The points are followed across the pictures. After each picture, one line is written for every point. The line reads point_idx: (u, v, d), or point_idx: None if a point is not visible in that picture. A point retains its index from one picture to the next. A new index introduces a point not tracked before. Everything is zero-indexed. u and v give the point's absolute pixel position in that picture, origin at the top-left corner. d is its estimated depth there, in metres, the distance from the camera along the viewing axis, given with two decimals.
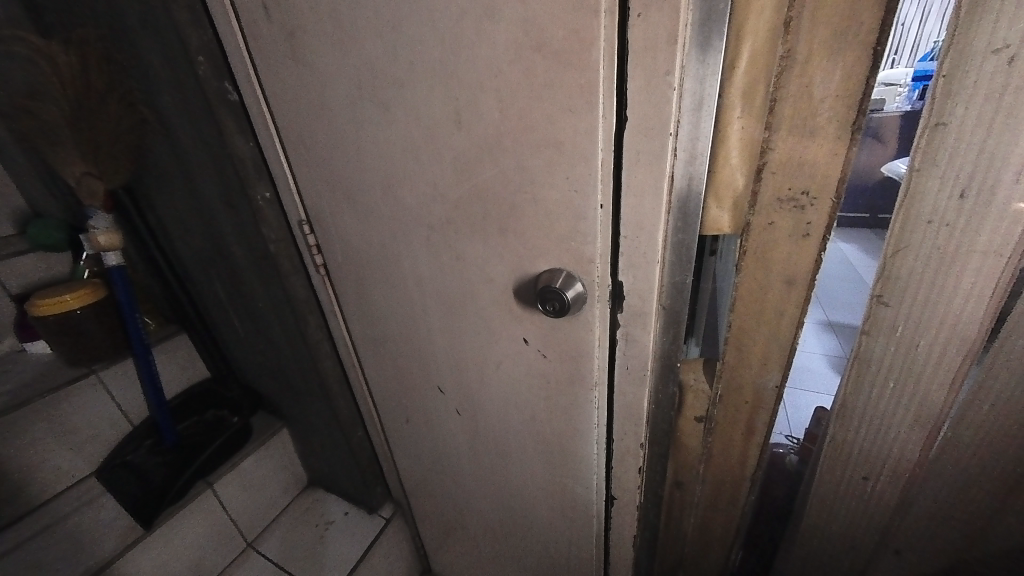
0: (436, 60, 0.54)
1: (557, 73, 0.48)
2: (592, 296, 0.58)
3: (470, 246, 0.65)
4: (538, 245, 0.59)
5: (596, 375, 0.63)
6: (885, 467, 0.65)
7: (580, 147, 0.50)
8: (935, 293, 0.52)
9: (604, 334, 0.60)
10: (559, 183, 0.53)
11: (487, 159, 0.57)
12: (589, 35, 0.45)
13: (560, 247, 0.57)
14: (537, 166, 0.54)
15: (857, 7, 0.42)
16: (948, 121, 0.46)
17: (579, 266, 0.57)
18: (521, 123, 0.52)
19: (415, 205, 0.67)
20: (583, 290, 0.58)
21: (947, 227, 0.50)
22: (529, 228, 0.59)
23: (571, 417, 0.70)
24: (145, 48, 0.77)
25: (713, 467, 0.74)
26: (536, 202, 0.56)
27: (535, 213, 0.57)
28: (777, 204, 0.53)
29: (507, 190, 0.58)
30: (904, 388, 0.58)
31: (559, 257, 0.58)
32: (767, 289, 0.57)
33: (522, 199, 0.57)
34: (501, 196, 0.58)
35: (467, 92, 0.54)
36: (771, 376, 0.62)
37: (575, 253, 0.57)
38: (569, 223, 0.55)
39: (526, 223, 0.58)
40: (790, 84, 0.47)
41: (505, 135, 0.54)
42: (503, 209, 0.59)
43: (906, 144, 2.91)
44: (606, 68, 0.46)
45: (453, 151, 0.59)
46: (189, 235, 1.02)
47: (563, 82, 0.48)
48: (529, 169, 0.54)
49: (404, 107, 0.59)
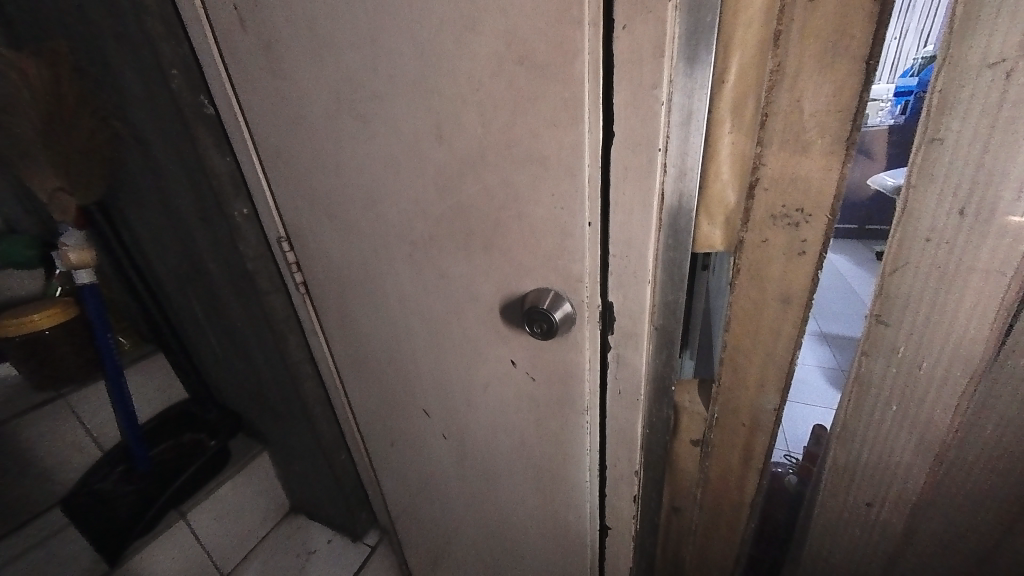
0: (415, 73, 0.52)
1: (540, 86, 0.46)
2: (581, 317, 0.55)
3: (454, 264, 0.62)
4: (524, 263, 0.56)
5: (587, 398, 0.60)
6: (889, 491, 0.62)
7: (565, 162, 0.48)
8: (936, 312, 0.50)
9: (595, 356, 0.57)
10: (544, 200, 0.51)
11: (469, 174, 0.55)
12: (572, 47, 0.43)
13: (547, 265, 0.55)
14: (521, 182, 0.51)
15: (847, 20, 0.41)
16: (944, 136, 0.45)
17: (567, 285, 0.55)
18: (504, 137, 0.50)
19: (396, 221, 0.64)
20: (572, 310, 0.55)
21: (947, 244, 0.47)
22: (515, 246, 0.56)
23: (562, 442, 0.66)
24: (117, 59, 0.74)
25: (711, 492, 0.71)
26: (521, 219, 0.54)
27: (521, 231, 0.54)
28: (771, 221, 0.51)
29: (490, 206, 0.55)
30: (907, 411, 0.56)
31: (546, 276, 0.56)
32: (762, 308, 0.55)
33: (506, 215, 0.54)
34: (485, 212, 0.56)
35: (448, 106, 0.52)
36: (768, 399, 0.59)
37: (563, 271, 0.54)
38: (555, 240, 0.53)
39: (512, 240, 0.56)
40: (781, 98, 0.46)
41: (488, 149, 0.52)
42: (486, 225, 0.57)
43: (891, 157, 2.96)
44: (592, 81, 0.44)
45: (434, 165, 0.56)
46: (166, 253, 0.98)
47: (546, 96, 0.46)
48: (514, 185, 0.52)
49: (384, 120, 0.57)
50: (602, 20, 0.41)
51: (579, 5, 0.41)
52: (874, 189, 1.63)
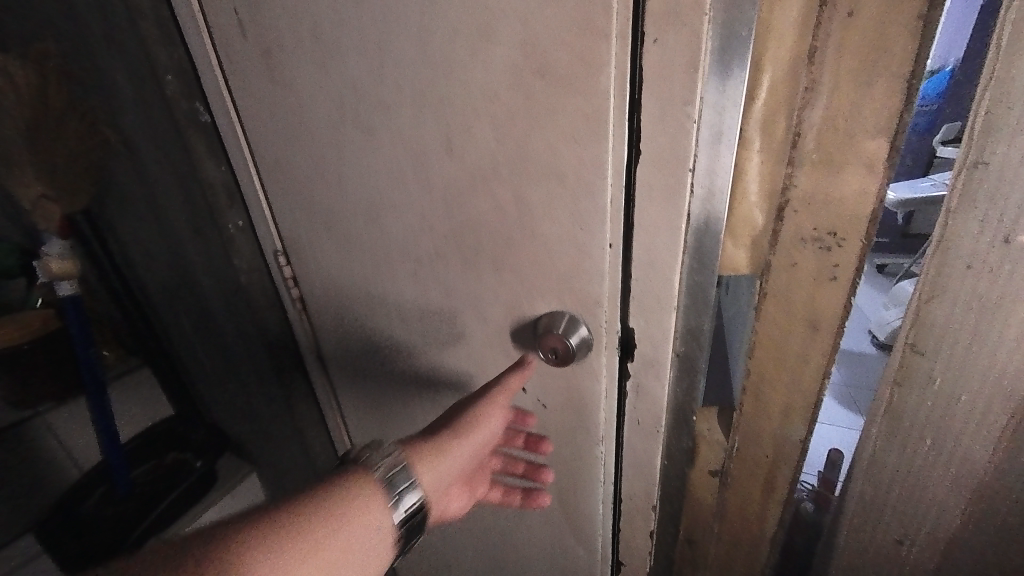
0: (426, 83, 0.49)
1: (560, 100, 0.43)
2: (599, 342, 0.52)
3: (462, 284, 0.59)
4: (538, 285, 0.53)
5: (603, 427, 0.57)
6: (916, 524, 0.60)
7: (585, 181, 0.45)
8: (976, 342, 0.48)
9: (612, 384, 0.54)
10: (561, 219, 0.48)
11: (481, 190, 0.52)
12: (596, 60, 0.40)
13: (563, 287, 0.52)
14: (538, 201, 0.49)
15: (887, 36, 0.39)
16: (988, 160, 0.42)
17: (584, 309, 0.52)
18: (519, 153, 0.47)
19: (402, 237, 0.61)
20: (588, 334, 0.52)
21: (990, 272, 0.45)
22: (530, 266, 0.53)
23: (574, 471, 0.63)
24: (106, 62, 0.70)
25: (729, 525, 0.68)
26: (535, 239, 0.51)
27: (535, 252, 0.51)
28: (800, 244, 0.48)
29: (503, 225, 0.52)
30: (942, 443, 0.53)
31: (562, 298, 0.52)
32: (789, 334, 0.52)
33: (520, 234, 0.51)
34: (497, 230, 0.53)
35: (460, 118, 0.49)
36: (793, 429, 0.56)
37: (580, 295, 0.51)
38: (573, 261, 0.50)
39: (525, 260, 0.53)
40: (814, 116, 0.43)
41: (501, 164, 0.49)
42: (498, 244, 0.54)
43: None
44: (616, 95, 0.41)
45: (443, 180, 0.53)
46: (156, 263, 0.88)
47: (566, 110, 0.43)
48: (528, 203, 0.49)
49: (390, 131, 0.54)
50: (631, 30, 0.39)
51: (606, 17, 0.39)
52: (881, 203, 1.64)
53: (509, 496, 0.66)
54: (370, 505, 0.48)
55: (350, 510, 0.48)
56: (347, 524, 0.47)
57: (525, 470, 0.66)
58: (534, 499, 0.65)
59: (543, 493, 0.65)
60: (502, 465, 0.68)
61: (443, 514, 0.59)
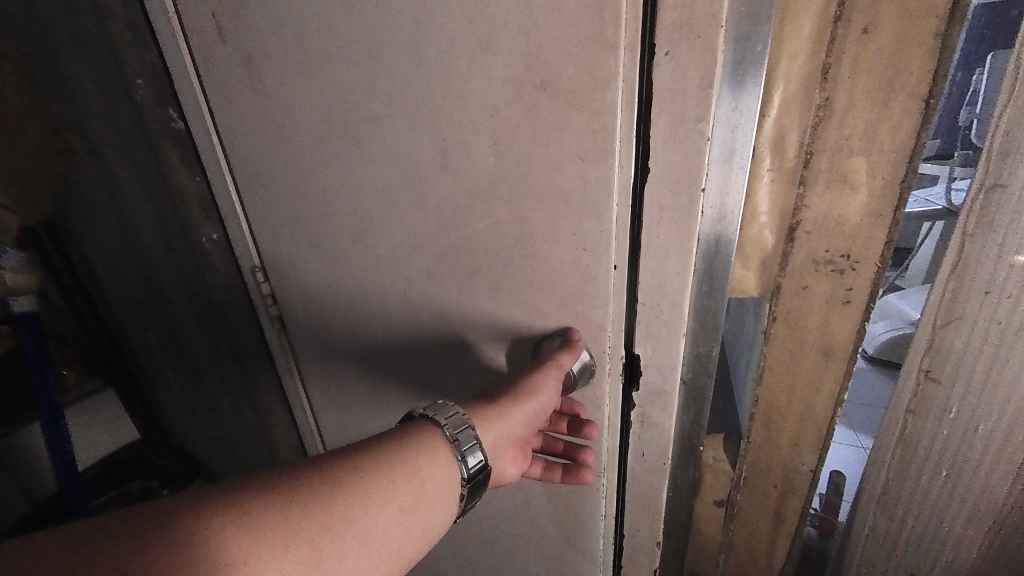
0: (421, 94, 0.46)
1: (566, 115, 0.40)
2: (602, 370, 0.48)
3: (456, 307, 0.55)
4: (537, 308, 0.50)
5: (604, 459, 0.53)
6: (930, 559, 0.58)
7: (590, 200, 0.42)
8: (994, 369, 0.46)
9: (616, 414, 0.51)
10: (564, 240, 0.45)
11: (478, 208, 0.48)
12: (604, 73, 0.38)
13: (565, 311, 0.48)
14: (540, 220, 0.46)
15: (905, 55, 0.38)
16: (1008, 182, 0.41)
17: (588, 335, 0.48)
18: (520, 170, 0.44)
19: (392, 256, 0.57)
20: (591, 360, 0.48)
21: (1010, 297, 0.44)
22: (529, 288, 0.49)
23: (575, 509, 0.58)
24: (68, 62, 0.64)
25: (736, 558, 0.65)
26: (536, 261, 0.48)
27: (534, 273, 0.48)
28: (813, 267, 0.46)
29: (502, 245, 0.49)
30: (957, 474, 0.52)
31: (563, 323, 0.49)
32: (800, 361, 0.50)
33: (519, 255, 0.48)
34: (495, 251, 0.49)
35: (456, 132, 0.46)
36: (804, 459, 0.54)
37: (583, 319, 0.48)
38: (575, 284, 0.47)
39: (525, 282, 0.49)
40: (828, 135, 0.42)
41: (500, 181, 0.46)
42: (496, 265, 0.50)
43: None
44: (625, 111, 0.38)
45: (438, 198, 0.50)
46: (118, 278, 0.77)
47: (572, 126, 0.40)
48: (529, 223, 0.46)
49: (381, 144, 0.50)
50: (641, 42, 0.36)
51: (614, 27, 0.36)
52: None
53: (549, 472, 0.55)
54: (429, 448, 0.38)
55: (406, 448, 0.38)
56: (395, 463, 0.36)
57: (566, 442, 0.55)
58: (576, 476, 0.53)
59: (587, 468, 0.53)
60: (538, 443, 0.57)
61: (499, 477, 0.47)
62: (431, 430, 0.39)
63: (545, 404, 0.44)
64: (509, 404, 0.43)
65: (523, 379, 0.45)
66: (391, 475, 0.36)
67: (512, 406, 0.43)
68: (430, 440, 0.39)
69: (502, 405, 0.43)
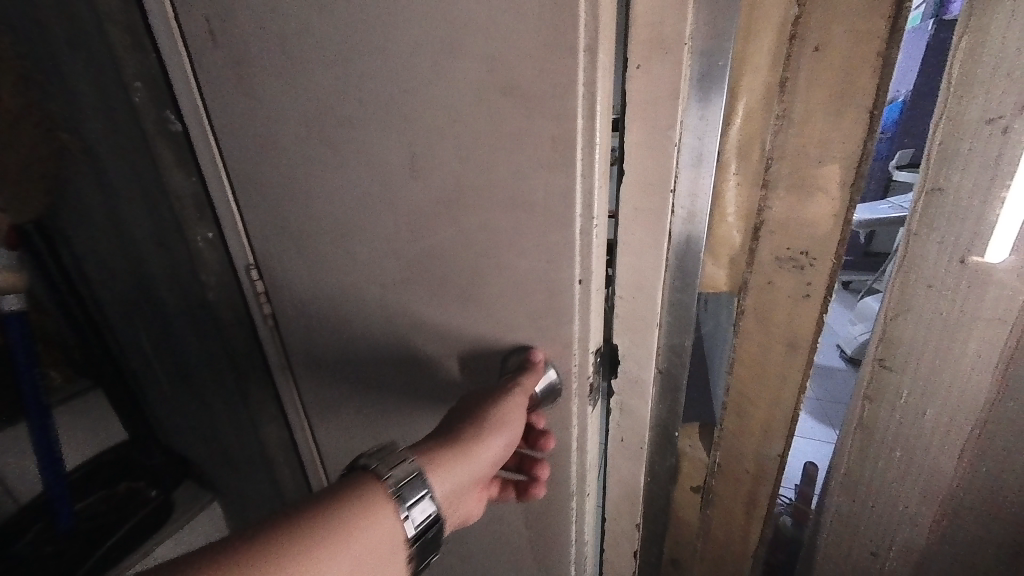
0: (388, 96, 0.48)
1: (527, 123, 0.42)
2: (569, 389, 0.50)
3: (430, 314, 0.57)
4: (506, 321, 0.51)
5: (575, 483, 0.53)
6: (891, 539, 0.61)
7: (553, 210, 0.44)
8: (940, 357, 0.50)
9: (583, 431, 0.52)
10: (529, 251, 0.47)
11: (445, 216, 0.50)
12: (565, 81, 0.39)
13: (533, 323, 0.50)
14: (505, 231, 0.47)
15: (852, 70, 0.41)
16: (944, 187, 0.45)
17: (556, 349, 0.49)
18: (485, 177, 0.46)
19: (368, 261, 0.58)
20: (556, 377, 0.49)
21: (948, 292, 0.48)
22: (500, 294, 0.51)
23: (545, 534, 0.56)
24: (67, 65, 0.66)
25: (712, 544, 0.68)
26: (501, 270, 0.50)
27: (501, 284, 0.50)
28: (776, 263, 0.50)
29: (472, 252, 0.50)
30: (911, 457, 0.56)
31: (530, 330, 0.50)
32: (768, 352, 0.54)
33: (486, 263, 0.50)
34: (463, 260, 0.51)
35: (423, 136, 0.48)
36: (773, 446, 0.57)
37: (550, 333, 0.49)
38: (541, 298, 0.48)
39: (497, 291, 0.51)
40: (787, 143, 0.46)
41: (465, 190, 0.48)
42: (465, 275, 0.52)
43: None
44: (585, 118, 0.41)
45: (408, 204, 0.52)
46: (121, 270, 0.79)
47: (532, 131, 0.42)
48: (496, 232, 0.48)
49: (357, 149, 0.52)
50: (607, 55, 0.39)
51: (573, 30, 0.38)
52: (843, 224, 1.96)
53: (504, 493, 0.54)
54: (370, 510, 0.34)
55: (342, 515, 0.33)
56: (326, 540, 0.32)
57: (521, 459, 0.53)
58: (528, 493, 0.53)
59: (537, 485, 0.52)
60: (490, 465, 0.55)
61: (463, 517, 0.45)
62: (374, 485, 0.35)
63: (509, 437, 0.42)
64: (467, 447, 0.39)
65: (484, 412, 0.42)
66: (323, 554, 0.31)
67: (472, 445, 0.39)
68: (372, 501, 0.34)
69: (463, 443, 0.39)
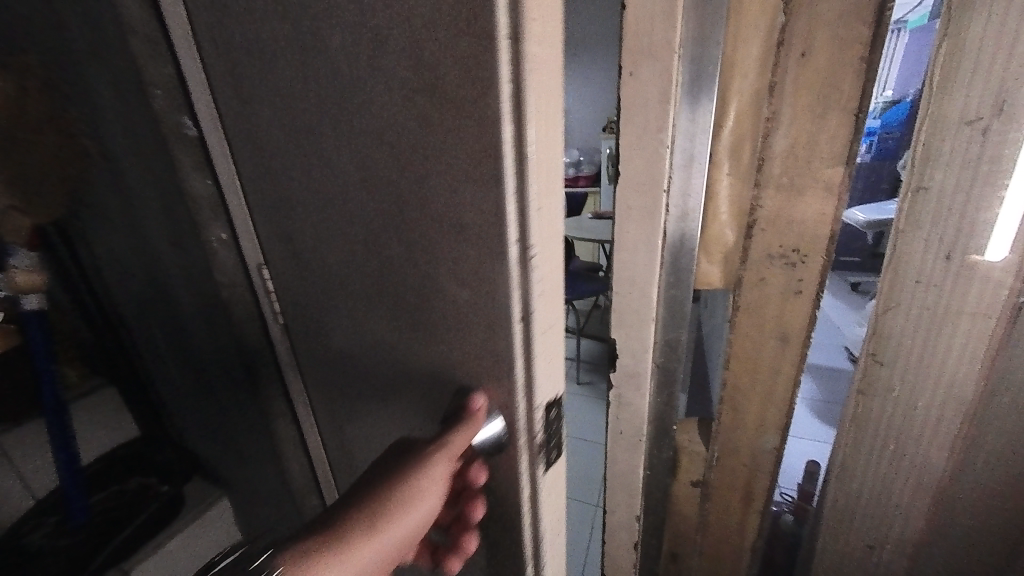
0: (286, 81, 0.34)
1: (453, 116, 0.27)
2: (514, 447, 0.35)
3: (412, 369, 0.39)
4: (454, 373, 0.36)
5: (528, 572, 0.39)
6: (886, 531, 0.62)
7: (489, 236, 0.30)
8: (929, 351, 0.52)
9: (534, 503, 0.37)
10: (464, 274, 0.32)
11: (391, 236, 0.35)
12: (483, 74, 0.25)
13: (482, 378, 0.35)
14: (443, 254, 0.32)
15: (836, 75, 0.44)
16: (929, 185, 0.47)
17: (511, 409, 0.34)
18: (412, 173, 0.31)
19: (337, 277, 0.40)
20: (501, 435, 0.35)
21: (937, 287, 0.49)
22: (448, 335, 0.35)
23: None
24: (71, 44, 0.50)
25: (711, 537, 0.69)
26: (444, 311, 0.34)
27: (446, 329, 0.35)
28: (768, 260, 0.51)
29: (434, 260, 0.33)
30: (904, 449, 0.57)
31: (460, 375, 0.35)
32: (762, 347, 0.55)
33: (427, 297, 0.35)
34: (408, 292, 0.36)
35: (345, 132, 0.33)
36: (769, 437, 0.59)
37: (504, 391, 0.34)
38: (484, 341, 0.33)
39: (436, 337, 0.36)
40: (776, 144, 0.47)
41: (402, 199, 0.32)
42: (408, 312, 0.37)
43: None
44: (516, 103, 0.26)
45: (359, 224, 0.36)
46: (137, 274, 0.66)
47: (459, 146, 0.28)
48: (433, 256, 0.33)
49: (279, 154, 0.38)
50: (543, 44, 0.27)
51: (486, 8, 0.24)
52: (848, 224, 1.97)
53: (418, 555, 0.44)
54: None
55: None
56: None
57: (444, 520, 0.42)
58: (445, 564, 0.42)
59: (457, 557, 0.41)
60: None
61: None
62: None
63: (415, 520, 0.32)
64: (349, 545, 0.29)
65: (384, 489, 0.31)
66: None
67: (355, 539, 0.29)
68: None
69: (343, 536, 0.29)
